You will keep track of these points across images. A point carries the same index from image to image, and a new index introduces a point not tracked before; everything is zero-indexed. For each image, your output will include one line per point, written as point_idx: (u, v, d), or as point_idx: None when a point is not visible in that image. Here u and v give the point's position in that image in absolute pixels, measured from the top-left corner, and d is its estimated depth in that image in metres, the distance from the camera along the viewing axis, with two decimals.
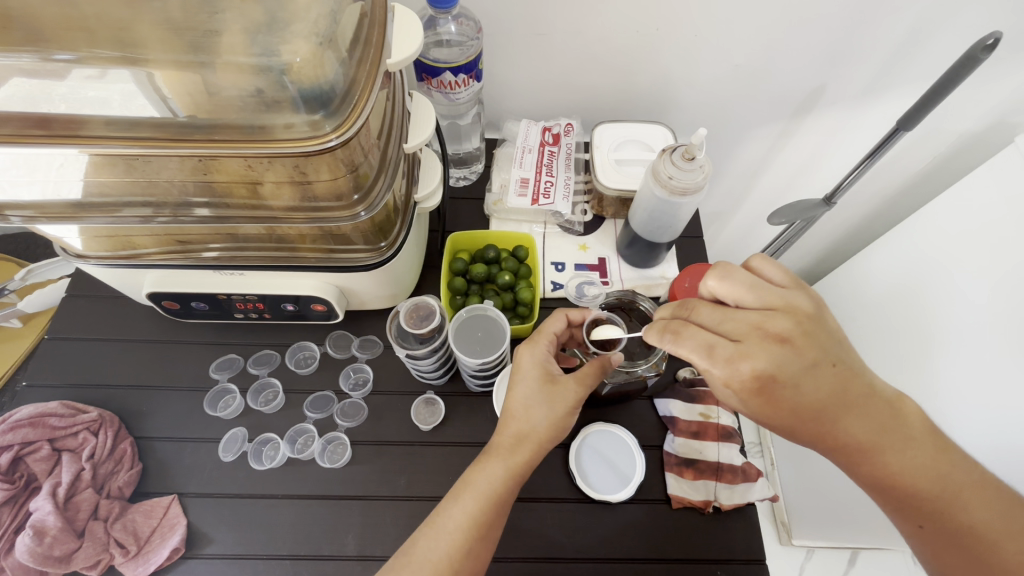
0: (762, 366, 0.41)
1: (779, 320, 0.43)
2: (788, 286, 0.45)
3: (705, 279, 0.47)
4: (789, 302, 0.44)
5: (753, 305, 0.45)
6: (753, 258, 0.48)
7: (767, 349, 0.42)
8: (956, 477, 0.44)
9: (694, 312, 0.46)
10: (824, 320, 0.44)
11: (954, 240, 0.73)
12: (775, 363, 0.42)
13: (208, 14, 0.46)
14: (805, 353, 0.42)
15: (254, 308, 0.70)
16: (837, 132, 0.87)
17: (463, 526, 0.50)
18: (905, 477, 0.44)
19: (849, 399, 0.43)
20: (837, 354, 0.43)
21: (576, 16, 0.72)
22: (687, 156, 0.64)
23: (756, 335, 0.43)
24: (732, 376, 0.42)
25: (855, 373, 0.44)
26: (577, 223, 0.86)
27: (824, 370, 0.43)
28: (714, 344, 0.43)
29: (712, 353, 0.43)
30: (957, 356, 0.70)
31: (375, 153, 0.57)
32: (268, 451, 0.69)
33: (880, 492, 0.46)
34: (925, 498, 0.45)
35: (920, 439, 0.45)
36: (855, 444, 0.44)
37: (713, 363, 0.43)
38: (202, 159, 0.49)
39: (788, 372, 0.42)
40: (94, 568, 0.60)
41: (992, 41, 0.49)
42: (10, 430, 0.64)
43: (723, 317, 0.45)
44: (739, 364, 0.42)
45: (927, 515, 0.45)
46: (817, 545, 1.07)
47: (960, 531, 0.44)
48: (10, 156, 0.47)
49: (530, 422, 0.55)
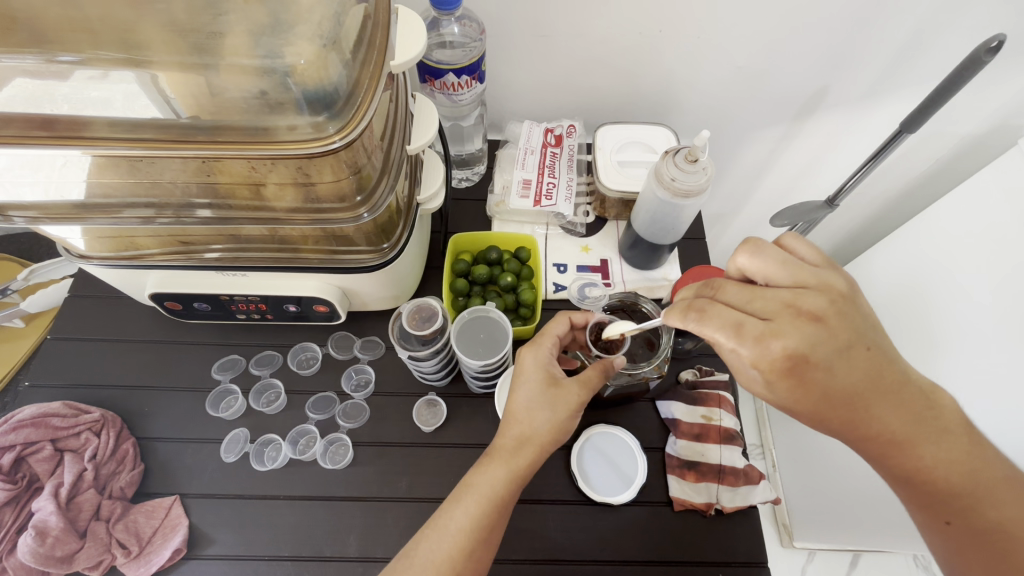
0: (794, 346, 0.40)
1: (812, 297, 0.41)
2: (818, 266, 0.44)
3: (735, 256, 0.46)
4: (822, 281, 0.43)
5: (784, 284, 0.43)
6: (784, 237, 0.48)
7: (800, 328, 0.40)
8: (985, 470, 0.44)
9: (721, 291, 0.45)
10: (855, 301, 0.43)
11: (957, 243, 0.73)
12: (808, 343, 0.40)
13: (212, 16, 0.46)
14: (838, 333, 0.41)
15: (256, 309, 0.70)
16: (839, 134, 0.87)
17: (466, 528, 0.50)
18: (934, 470, 0.43)
19: (883, 387, 0.42)
20: (871, 338, 0.42)
21: (579, 18, 0.72)
22: (690, 158, 0.65)
23: (788, 314, 0.41)
24: (762, 356, 0.40)
25: (889, 360, 0.42)
26: (579, 224, 0.86)
27: (858, 353, 0.41)
28: (742, 321, 0.41)
29: (740, 331, 0.41)
30: (959, 359, 0.70)
31: (378, 154, 0.56)
32: (270, 452, 0.69)
33: (905, 484, 0.45)
34: (954, 491, 0.44)
35: (951, 431, 0.44)
36: (889, 436, 0.42)
37: (741, 341, 0.41)
38: (205, 160, 0.49)
39: (821, 353, 0.40)
40: (96, 568, 0.61)
41: (996, 43, 0.49)
42: (12, 430, 0.64)
43: (753, 295, 0.43)
44: (770, 342, 0.40)
45: (954, 508, 0.44)
46: (818, 547, 1.07)
47: (986, 524, 0.43)
48: (13, 157, 0.47)
49: (533, 423, 0.55)
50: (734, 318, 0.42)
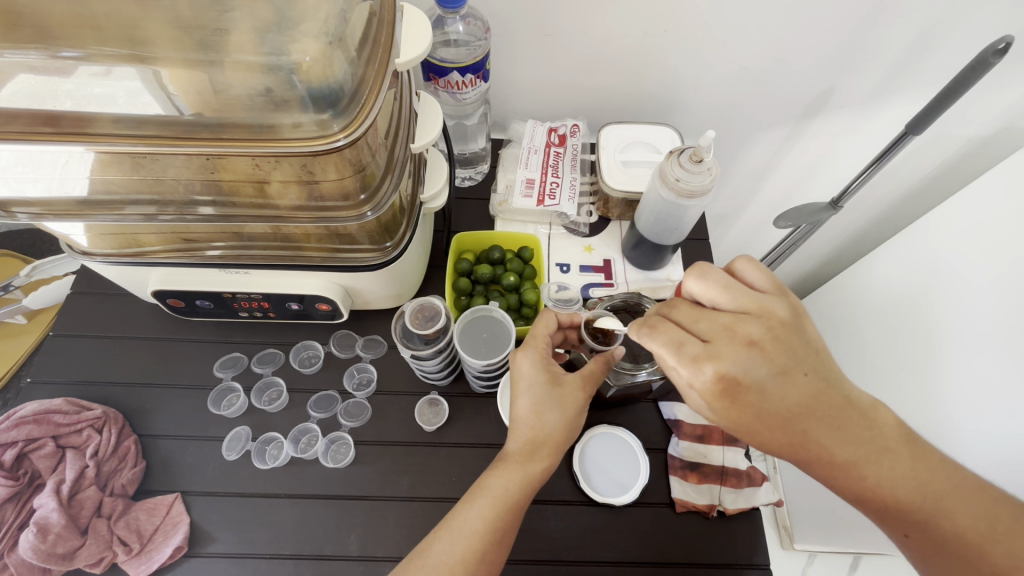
0: (727, 371, 0.40)
1: (752, 324, 0.41)
2: (767, 292, 0.44)
3: (684, 278, 0.45)
4: (765, 307, 0.43)
5: (728, 308, 0.43)
6: (735, 261, 0.46)
7: (736, 353, 0.40)
8: (938, 482, 0.44)
9: (672, 309, 0.45)
10: (797, 329, 0.42)
11: (962, 243, 0.72)
12: (741, 368, 0.40)
13: (218, 12, 0.46)
14: (772, 357, 0.41)
15: (259, 307, 0.69)
16: (844, 135, 0.87)
17: (480, 530, 0.50)
18: (886, 489, 0.43)
19: (820, 410, 0.42)
20: (808, 362, 0.42)
21: (583, 17, 0.72)
22: (693, 159, 0.64)
23: (726, 337, 0.41)
24: (696, 376, 0.41)
25: (829, 384, 0.42)
26: (583, 223, 0.85)
27: (794, 378, 0.41)
28: (683, 341, 0.42)
29: (680, 349, 0.41)
30: (964, 362, 0.69)
31: (382, 152, 0.56)
32: (272, 450, 0.69)
33: (861, 503, 0.45)
34: (911, 508, 0.44)
35: (898, 448, 0.44)
36: (833, 461, 0.43)
37: (680, 360, 0.41)
38: (209, 157, 0.48)
39: (754, 377, 0.40)
40: (97, 566, 0.60)
41: (1004, 45, 0.49)
42: (15, 426, 0.65)
43: (698, 316, 0.43)
44: (704, 365, 0.40)
45: (909, 523, 0.44)
46: (818, 550, 1.07)
47: (945, 536, 0.44)
48: (14, 153, 0.47)
49: (544, 425, 0.54)
50: (675, 339, 0.42)
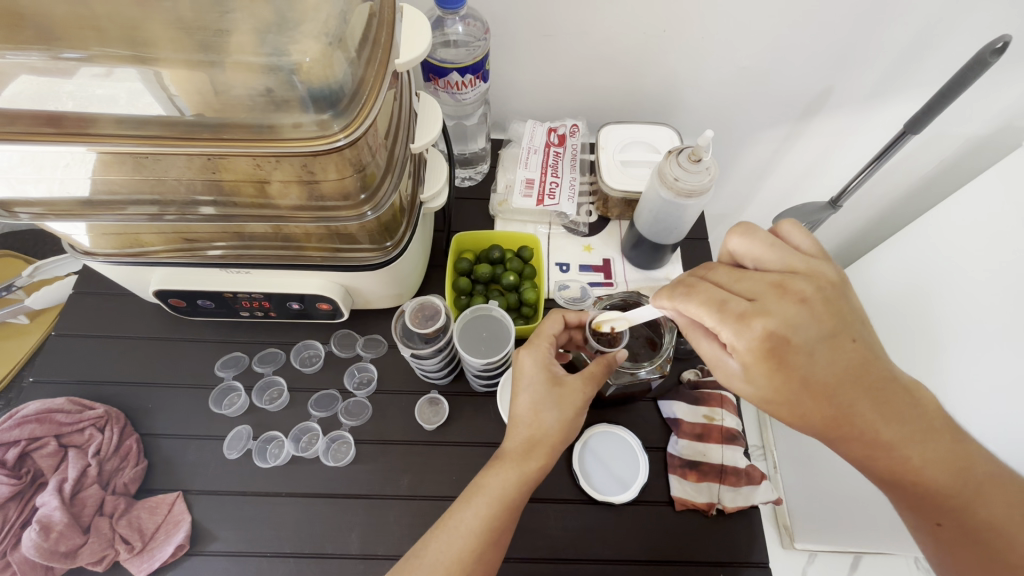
0: (773, 327, 0.40)
1: (801, 281, 0.42)
2: (812, 255, 0.44)
3: (727, 238, 0.46)
4: (814, 269, 0.43)
5: (773, 266, 0.44)
6: (780, 224, 0.48)
7: (784, 309, 0.41)
8: (976, 472, 0.44)
9: (712, 271, 0.45)
10: (843, 292, 0.43)
11: (961, 242, 0.73)
12: (787, 325, 0.40)
13: (219, 14, 0.46)
14: (820, 315, 0.41)
15: (260, 307, 0.70)
16: (844, 134, 0.87)
17: (476, 529, 0.50)
18: (924, 473, 0.43)
19: (867, 381, 0.42)
20: (856, 330, 0.42)
21: (583, 17, 0.72)
22: (692, 158, 0.65)
23: (774, 294, 0.41)
24: (742, 335, 0.41)
25: (875, 355, 0.42)
26: (582, 223, 0.86)
27: (841, 343, 0.41)
28: (726, 299, 0.42)
29: (723, 307, 0.42)
30: (965, 361, 0.69)
31: (383, 152, 0.56)
32: (273, 449, 0.69)
33: (894, 485, 0.45)
34: (944, 494, 0.44)
35: (939, 433, 0.44)
36: (874, 438, 0.42)
37: (723, 317, 0.41)
38: (210, 157, 0.49)
39: (801, 336, 0.40)
40: (99, 564, 0.61)
41: (1000, 45, 0.51)
42: (17, 425, 0.65)
43: (740, 276, 0.44)
44: (750, 321, 0.41)
45: (943, 510, 0.44)
46: (819, 549, 1.07)
47: (977, 526, 0.44)
48: (17, 154, 0.47)
49: (542, 425, 0.54)
50: (716, 297, 0.42)
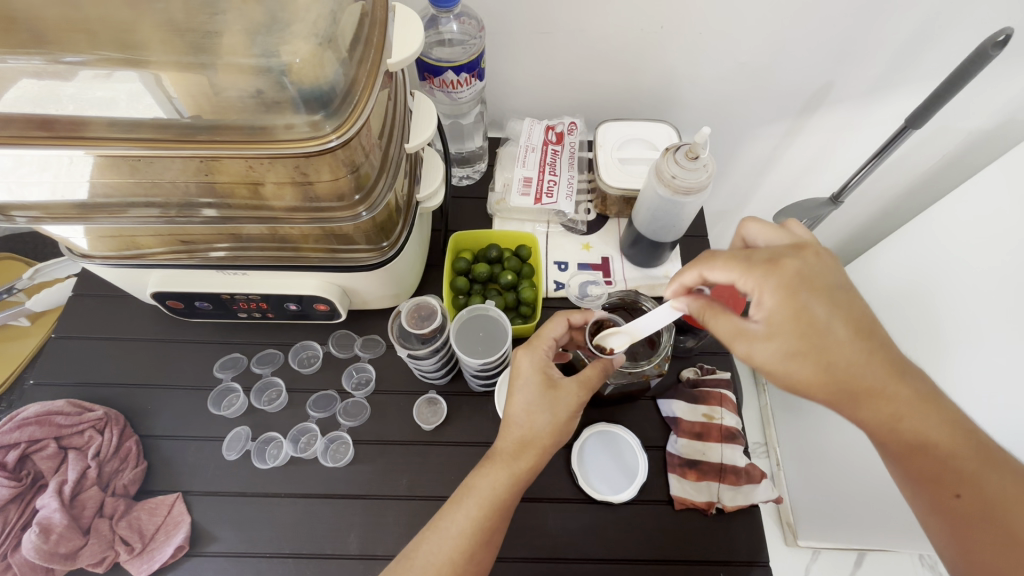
0: (796, 268, 0.46)
1: (810, 243, 0.48)
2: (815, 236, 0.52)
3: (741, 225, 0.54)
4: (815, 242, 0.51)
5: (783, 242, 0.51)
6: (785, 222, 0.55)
7: (801, 259, 0.46)
8: (984, 441, 0.46)
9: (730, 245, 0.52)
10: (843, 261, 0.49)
11: (964, 237, 0.72)
12: (807, 273, 0.46)
13: (209, 15, 0.46)
14: (832, 270, 0.47)
15: (257, 308, 0.70)
16: (845, 130, 0.86)
17: (466, 531, 0.50)
18: (938, 435, 0.45)
19: (877, 336, 0.45)
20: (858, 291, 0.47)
21: (581, 15, 0.72)
22: (691, 155, 0.64)
23: (792, 251, 0.48)
24: (768, 279, 0.46)
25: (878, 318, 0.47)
26: (580, 221, 0.85)
27: (852, 298, 0.46)
28: (749, 256, 0.48)
29: (748, 261, 0.47)
30: (970, 358, 0.68)
31: (376, 152, 0.56)
32: (271, 450, 0.69)
33: (911, 453, 0.46)
34: (961, 460, 0.45)
35: (944, 400, 0.46)
36: (889, 392, 0.45)
37: (750, 268, 0.47)
38: (203, 160, 0.49)
39: (818, 283, 0.45)
40: (99, 565, 0.61)
41: (1003, 37, 0.50)
42: (18, 428, 0.65)
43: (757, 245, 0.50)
44: (776, 267, 0.46)
45: (961, 478, 0.45)
46: (824, 546, 1.06)
47: (993, 496, 0.44)
48: (16, 157, 0.47)
49: (535, 426, 0.54)
50: (745, 249, 0.48)
